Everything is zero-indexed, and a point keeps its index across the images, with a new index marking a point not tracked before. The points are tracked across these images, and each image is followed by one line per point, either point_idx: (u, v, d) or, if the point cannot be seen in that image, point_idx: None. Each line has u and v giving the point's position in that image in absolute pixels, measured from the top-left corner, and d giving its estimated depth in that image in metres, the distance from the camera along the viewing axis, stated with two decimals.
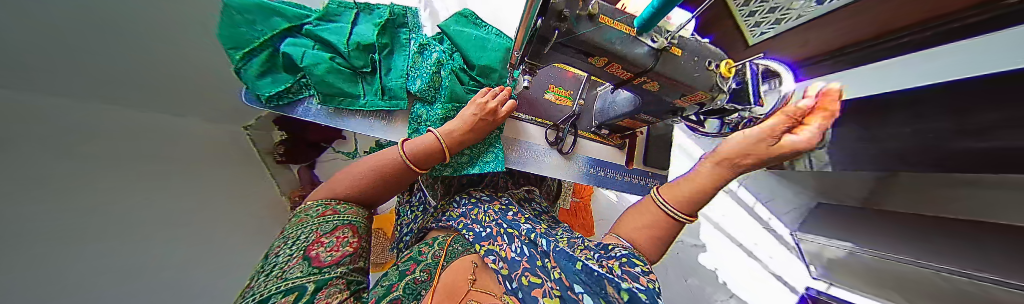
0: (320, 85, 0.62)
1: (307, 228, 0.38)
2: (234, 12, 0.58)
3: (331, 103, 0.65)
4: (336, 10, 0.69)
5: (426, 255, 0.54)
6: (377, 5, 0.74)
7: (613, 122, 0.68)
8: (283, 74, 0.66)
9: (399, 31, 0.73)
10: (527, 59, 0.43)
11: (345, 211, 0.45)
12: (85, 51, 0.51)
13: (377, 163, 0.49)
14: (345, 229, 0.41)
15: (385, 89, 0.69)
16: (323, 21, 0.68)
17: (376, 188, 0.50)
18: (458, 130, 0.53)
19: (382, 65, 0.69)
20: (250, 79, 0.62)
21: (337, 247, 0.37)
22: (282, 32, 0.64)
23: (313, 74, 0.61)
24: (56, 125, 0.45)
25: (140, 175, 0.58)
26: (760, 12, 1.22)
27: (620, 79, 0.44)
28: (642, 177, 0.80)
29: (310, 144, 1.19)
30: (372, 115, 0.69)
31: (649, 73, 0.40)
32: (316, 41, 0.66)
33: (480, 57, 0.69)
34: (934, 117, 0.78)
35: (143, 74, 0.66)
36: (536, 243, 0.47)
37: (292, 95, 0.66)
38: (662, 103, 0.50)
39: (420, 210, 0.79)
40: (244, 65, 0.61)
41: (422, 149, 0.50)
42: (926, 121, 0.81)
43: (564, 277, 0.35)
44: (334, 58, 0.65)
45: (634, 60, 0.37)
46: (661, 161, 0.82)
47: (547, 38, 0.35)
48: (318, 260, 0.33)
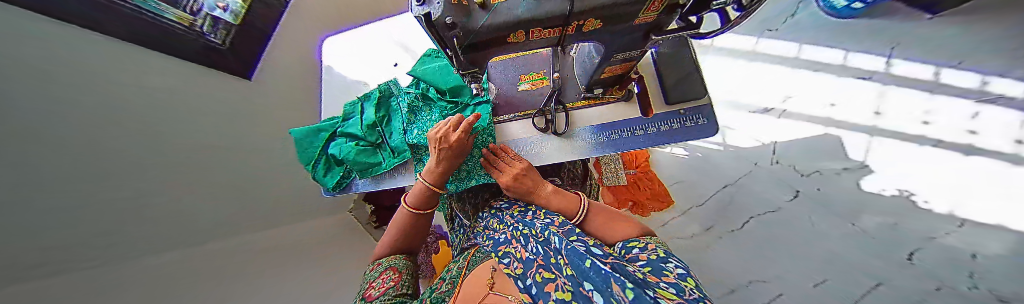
0: (355, 165, 0.80)
1: (369, 280, 0.54)
2: (301, 143, 0.86)
3: (367, 175, 0.82)
4: (349, 108, 0.89)
5: (451, 270, 0.58)
6: (370, 90, 0.90)
7: (596, 79, 0.61)
8: (335, 168, 0.86)
9: (388, 97, 0.86)
10: (464, 71, 0.46)
11: (389, 261, 0.59)
12: None
13: (400, 217, 0.63)
14: (388, 271, 0.54)
15: (394, 148, 0.80)
16: (344, 120, 0.88)
17: (406, 231, 0.63)
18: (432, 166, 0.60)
19: (385, 132, 0.81)
20: (320, 178, 0.86)
21: (383, 285, 0.49)
22: (326, 141, 0.87)
23: (348, 160, 0.79)
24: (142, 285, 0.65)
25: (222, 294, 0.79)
26: None
27: (557, 38, 0.40)
28: (673, 120, 0.66)
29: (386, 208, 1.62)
30: (397, 172, 0.83)
31: (575, 18, 0.35)
32: (346, 137, 0.85)
33: (446, 81, 0.77)
34: None
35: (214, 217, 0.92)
36: (548, 240, 0.44)
37: (345, 179, 0.87)
38: (627, 31, 0.41)
39: (459, 231, 0.87)
40: (315, 172, 0.86)
41: (420, 196, 0.61)
42: None
43: (574, 274, 0.31)
44: (357, 142, 0.82)
45: (545, 18, 0.34)
46: (692, 90, 0.63)
47: (455, 46, 0.37)
48: (371, 297, 0.47)
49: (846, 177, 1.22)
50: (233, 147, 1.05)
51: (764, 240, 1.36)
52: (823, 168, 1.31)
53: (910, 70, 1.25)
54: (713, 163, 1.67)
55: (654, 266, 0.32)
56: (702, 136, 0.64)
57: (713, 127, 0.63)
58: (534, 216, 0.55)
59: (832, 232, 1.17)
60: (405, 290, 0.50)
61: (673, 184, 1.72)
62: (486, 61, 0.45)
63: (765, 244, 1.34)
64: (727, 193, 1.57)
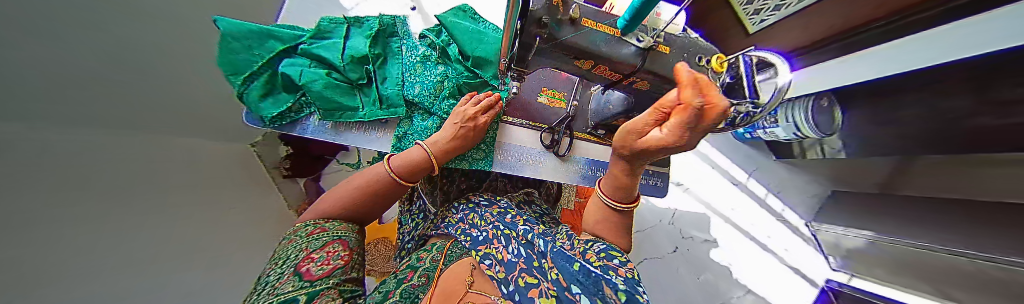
0: (320, 100, 0.63)
1: (296, 248, 0.40)
2: (232, 41, 0.62)
3: (332, 118, 0.65)
4: (328, 27, 0.71)
5: (423, 261, 0.53)
6: (367, 18, 0.75)
7: (610, 121, 0.68)
8: (285, 94, 0.67)
9: (391, 40, 0.74)
10: (514, 66, 0.44)
11: (334, 227, 0.47)
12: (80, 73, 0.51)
13: (367, 179, 0.54)
14: (335, 244, 0.43)
15: (383, 98, 0.68)
16: (317, 39, 0.69)
17: (372, 198, 0.54)
18: (443, 139, 0.58)
19: (377, 75, 0.69)
20: (250, 100, 0.62)
21: (328, 261, 0.39)
22: (280, 54, 0.66)
23: (312, 90, 0.62)
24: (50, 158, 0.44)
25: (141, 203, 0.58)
26: (764, 10, 1.43)
27: (610, 80, 0.44)
28: (643, 176, 0.79)
29: (312, 157, 1.28)
30: (371, 128, 0.69)
31: (638, 73, 0.39)
32: (314, 60, 0.68)
33: (475, 48, 0.71)
34: (967, 92, 0.86)
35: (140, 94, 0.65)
36: (532, 243, 0.46)
37: (293, 114, 0.66)
38: (657, 100, 0.48)
39: (422, 217, 0.78)
40: (246, 90, 0.61)
41: (410, 164, 0.54)
42: (952, 94, 0.90)
43: (561, 278, 0.34)
44: (330, 74, 0.67)
45: (619, 61, 0.37)
46: (661, 159, 0.81)
47: (531, 44, 0.35)
48: (309, 274, 0.35)
49: (706, 245, 1.89)
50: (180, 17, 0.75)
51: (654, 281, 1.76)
52: (697, 237, 1.91)
53: (755, 187, 2.02)
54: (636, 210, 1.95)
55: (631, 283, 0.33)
56: (655, 195, 0.80)
57: (663, 190, 0.80)
58: (518, 222, 0.57)
59: (692, 281, 1.79)
60: (351, 274, 0.42)
61: None
62: (537, 68, 0.45)
63: (653, 282, 1.75)
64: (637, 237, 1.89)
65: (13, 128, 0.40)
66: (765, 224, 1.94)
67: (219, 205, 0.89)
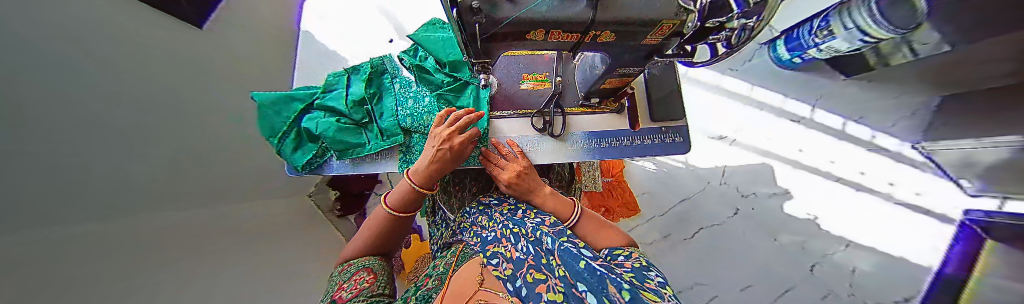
0: (335, 143, 0.73)
1: (336, 282, 0.48)
2: (267, 110, 0.75)
3: (347, 155, 0.76)
4: (334, 80, 0.80)
5: (437, 267, 0.57)
6: (359, 65, 0.83)
7: (595, 88, 0.64)
8: (308, 144, 0.77)
9: (382, 77, 0.80)
10: (475, 59, 0.45)
11: (360, 261, 0.54)
12: (160, 169, 0.65)
13: (373, 220, 0.60)
14: (361, 272, 0.50)
15: (383, 129, 0.75)
16: (326, 92, 0.79)
17: (388, 232, 0.60)
18: (423, 165, 0.59)
19: (375, 112, 0.76)
20: (288, 154, 0.76)
21: (357, 285, 0.45)
22: (299, 114, 0.77)
23: (326, 137, 0.72)
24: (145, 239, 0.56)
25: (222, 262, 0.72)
26: None
27: (571, 42, 0.42)
28: (656, 135, 0.73)
29: (354, 194, 1.52)
30: (379, 156, 0.77)
31: (594, 27, 0.37)
32: (327, 111, 0.77)
33: (447, 54, 0.76)
34: None
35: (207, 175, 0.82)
36: (540, 241, 0.45)
37: (319, 158, 0.78)
38: (632, 47, 0.44)
39: (444, 226, 0.82)
40: (281, 146, 0.75)
41: (401, 196, 0.59)
42: None
43: (568, 275, 0.33)
44: (339, 120, 0.75)
45: (568, 21, 0.35)
46: (676, 110, 0.72)
47: (474, 33, 0.36)
48: (343, 297, 0.42)
49: (775, 199, 1.61)
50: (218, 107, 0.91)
51: (713, 251, 1.58)
52: (759, 191, 1.66)
53: (825, 118, 1.70)
54: (675, 178, 1.78)
55: (637, 273, 0.35)
56: (676, 153, 0.72)
57: (685, 146, 0.73)
58: (528, 217, 0.56)
59: (764, 245, 1.54)
60: (381, 290, 0.47)
61: (641, 194, 1.76)
62: (497, 54, 0.45)
63: (712, 254, 1.57)
64: (683, 207, 1.71)
65: (127, 221, 0.53)
66: (852, 160, 1.58)
67: (288, 251, 1.07)
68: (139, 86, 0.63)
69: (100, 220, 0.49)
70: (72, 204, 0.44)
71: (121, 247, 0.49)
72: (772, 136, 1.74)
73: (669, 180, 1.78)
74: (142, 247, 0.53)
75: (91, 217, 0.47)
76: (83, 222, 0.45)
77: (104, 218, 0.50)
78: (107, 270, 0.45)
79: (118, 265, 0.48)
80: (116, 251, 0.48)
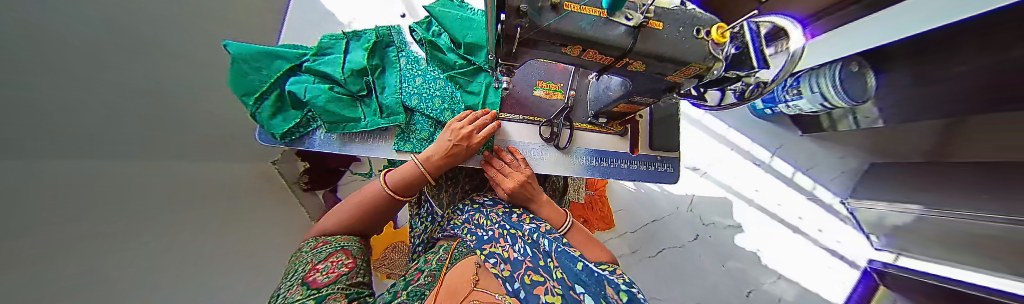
0: (324, 114, 0.66)
1: (304, 261, 0.42)
2: (241, 63, 0.64)
3: (336, 130, 0.68)
4: (329, 43, 0.72)
5: (429, 263, 0.54)
6: (363, 31, 0.75)
7: (608, 110, 0.65)
8: (292, 110, 0.70)
9: (388, 50, 0.74)
10: (501, 60, 0.43)
11: (337, 239, 0.49)
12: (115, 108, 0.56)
13: (362, 195, 0.56)
14: (338, 253, 0.45)
15: (383, 107, 0.70)
16: (319, 56, 0.71)
17: (374, 214, 0.56)
18: (437, 154, 0.58)
19: (376, 85, 0.70)
20: (264, 119, 0.67)
21: (333, 269, 0.41)
22: (285, 74, 0.69)
23: (316, 105, 0.65)
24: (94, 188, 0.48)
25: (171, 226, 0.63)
26: None
27: (602, 64, 0.42)
28: (650, 163, 0.76)
29: (328, 170, 1.34)
30: (371, 137, 0.72)
31: (630, 54, 0.37)
32: (317, 77, 0.70)
33: (464, 35, 0.71)
34: (959, 50, 0.83)
35: (168, 126, 0.71)
36: (537, 243, 0.46)
37: (301, 129, 0.71)
38: (655, 80, 0.45)
39: (429, 220, 0.79)
40: (257, 109, 0.66)
41: (403, 179, 0.56)
42: (950, 53, 0.86)
43: (566, 278, 0.34)
44: (332, 88, 0.68)
45: (607, 43, 0.35)
46: (670, 142, 0.77)
47: (513, 36, 0.34)
48: (316, 282, 0.37)
49: (730, 231, 1.79)
50: (197, 49, 0.81)
51: (673, 271, 1.71)
52: (718, 222, 1.82)
53: (781, 167, 1.89)
54: (651, 200, 1.90)
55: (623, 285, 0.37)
56: (665, 181, 0.77)
57: (673, 176, 0.78)
58: (524, 221, 0.55)
59: (716, 270, 1.70)
60: (359, 278, 0.43)
61: (618, 211, 1.85)
62: (524, 60, 0.44)
63: (671, 274, 1.69)
64: (653, 227, 1.84)
65: (75, 164, 0.46)
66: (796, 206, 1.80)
67: (247, 222, 0.97)
68: (100, 8, 0.53)
69: (50, 162, 0.42)
70: (29, 140, 0.38)
71: (62, 195, 0.42)
72: (738, 174, 1.90)
73: (645, 201, 1.90)
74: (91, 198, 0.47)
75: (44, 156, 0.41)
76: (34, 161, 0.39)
77: (58, 159, 0.43)
78: (51, 219, 0.39)
79: (64, 214, 0.41)
80: (62, 199, 0.42)
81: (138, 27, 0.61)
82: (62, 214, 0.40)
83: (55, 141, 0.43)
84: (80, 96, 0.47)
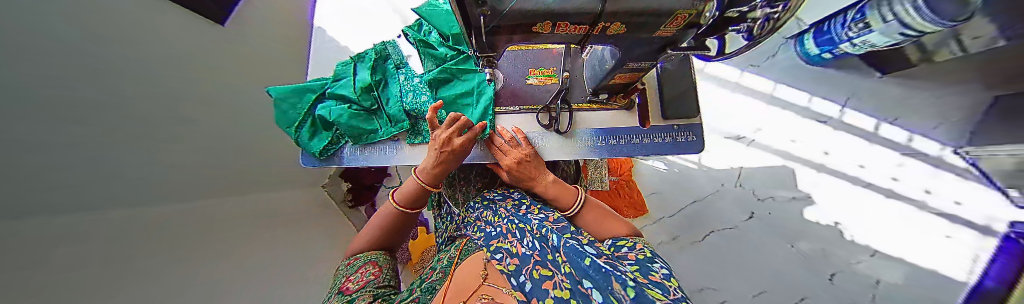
0: (348, 129, 0.76)
1: (341, 276, 0.49)
2: (282, 103, 0.78)
3: (362, 141, 0.79)
4: (341, 69, 0.82)
5: (441, 260, 0.57)
6: (365, 52, 0.83)
7: (605, 84, 0.62)
8: (324, 132, 0.80)
9: (387, 62, 0.82)
10: (480, 54, 0.45)
11: (365, 256, 0.55)
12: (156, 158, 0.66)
13: (381, 215, 0.60)
14: (367, 265, 0.51)
15: (391, 117, 0.78)
16: (337, 82, 0.81)
17: (392, 228, 0.61)
18: (430, 165, 0.60)
19: (383, 98, 0.77)
20: (306, 143, 0.79)
21: (361, 279, 0.46)
22: (314, 103, 0.79)
23: (342, 124, 0.75)
24: (136, 229, 0.57)
25: (213, 254, 0.73)
26: None
27: (581, 35, 0.40)
28: (666, 133, 0.71)
29: (366, 188, 1.57)
30: (387, 149, 0.80)
31: (604, 19, 0.35)
32: (337, 99, 0.79)
33: (450, 27, 0.77)
34: None
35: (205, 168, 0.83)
36: (546, 236, 0.43)
37: (334, 145, 0.81)
38: (643, 41, 0.42)
39: (447, 220, 0.84)
40: (299, 135, 0.78)
41: (409, 196, 0.60)
42: None
43: (574, 272, 0.31)
44: (350, 107, 0.76)
45: (576, 13, 0.34)
46: (688, 108, 0.70)
47: (480, 26, 0.36)
48: (347, 292, 0.42)
49: (795, 204, 1.52)
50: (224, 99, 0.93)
51: (723, 255, 1.53)
52: (778, 195, 1.57)
53: (856, 120, 1.54)
54: (687, 178, 1.72)
55: (642, 266, 0.34)
56: (688, 152, 0.70)
57: (697, 145, 0.70)
58: (532, 213, 0.55)
59: (779, 253, 1.46)
60: (386, 282, 0.48)
61: (650, 194, 1.72)
62: (502, 49, 0.45)
63: (723, 259, 1.52)
64: (694, 208, 1.66)
65: (108, 214, 0.53)
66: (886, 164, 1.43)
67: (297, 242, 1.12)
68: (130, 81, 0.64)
69: (81, 215, 0.48)
70: (60, 193, 0.45)
71: (109, 240, 0.50)
72: (795, 137, 1.64)
73: (679, 181, 1.74)
74: (130, 240, 0.54)
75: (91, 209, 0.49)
76: (70, 213, 0.46)
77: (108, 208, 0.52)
78: (95, 258, 0.46)
79: (110, 255, 0.49)
80: (106, 240, 0.49)
81: (168, 92, 0.72)
82: (109, 253, 0.48)
83: (98, 194, 0.51)
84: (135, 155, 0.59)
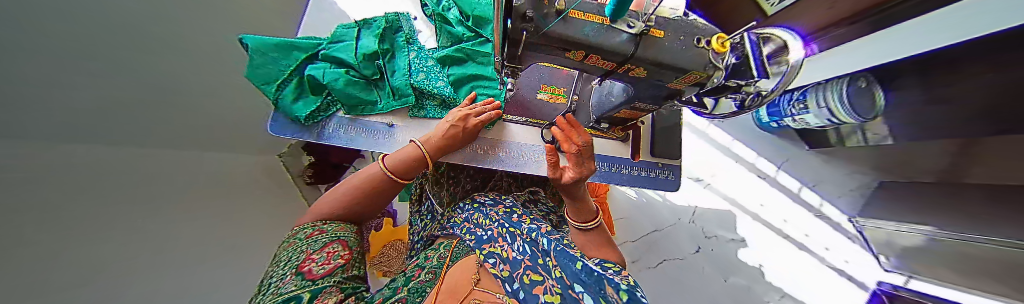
0: (343, 97, 0.70)
1: (298, 249, 0.40)
2: (257, 53, 0.68)
3: (354, 112, 0.72)
4: (342, 31, 0.76)
5: (430, 259, 0.55)
6: (372, 18, 0.80)
7: (610, 115, 0.67)
8: (311, 96, 0.72)
9: (396, 36, 0.81)
10: (506, 63, 0.45)
11: (332, 228, 0.47)
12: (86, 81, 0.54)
13: (362, 176, 0.56)
14: (335, 244, 0.43)
15: (394, 89, 0.75)
16: (334, 44, 0.75)
17: (365, 191, 0.55)
18: (437, 136, 0.62)
19: (388, 68, 0.76)
20: (287, 105, 0.69)
21: (329, 260, 0.39)
22: (304, 61, 0.72)
23: (335, 89, 0.68)
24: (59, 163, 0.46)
25: (155, 206, 0.62)
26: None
27: (605, 70, 0.43)
28: (652, 169, 0.77)
29: (333, 166, 1.39)
30: (378, 136, 0.72)
31: (632, 61, 0.38)
32: (332, 62, 0.73)
33: (472, 8, 0.82)
34: (943, 70, 0.83)
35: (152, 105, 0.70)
36: (536, 241, 0.44)
37: (321, 114, 0.71)
38: (658, 87, 0.46)
39: (429, 218, 0.80)
40: (280, 95, 0.68)
41: (403, 163, 0.57)
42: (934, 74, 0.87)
43: (564, 277, 0.31)
44: (348, 72, 0.72)
45: (611, 50, 0.36)
46: (672, 150, 0.78)
47: (519, 40, 0.36)
48: (312, 273, 0.35)
49: (732, 245, 1.72)
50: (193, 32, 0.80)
51: (673, 283, 1.67)
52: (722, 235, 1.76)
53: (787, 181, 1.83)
54: (652, 208, 1.87)
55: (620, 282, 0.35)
56: (667, 189, 0.77)
57: (674, 183, 0.78)
58: (524, 221, 0.55)
59: (717, 285, 1.64)
60: (353, 271, 0.42)
61: (619, 219, 1.83)
62: (529, 64, 0.46)
63: (671, 286, 1.67)
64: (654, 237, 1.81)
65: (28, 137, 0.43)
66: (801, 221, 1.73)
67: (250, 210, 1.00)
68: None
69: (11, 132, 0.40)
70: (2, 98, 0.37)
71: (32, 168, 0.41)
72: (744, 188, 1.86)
73: (645, 209, 1.89)
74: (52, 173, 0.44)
75: (11, 138, 0.41)
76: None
77: (26, 136, 0.43)
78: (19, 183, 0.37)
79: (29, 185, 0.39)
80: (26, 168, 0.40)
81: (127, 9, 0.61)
82: (25, 188, 0.38)
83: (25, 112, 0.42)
84: (54, 83, 0.48)
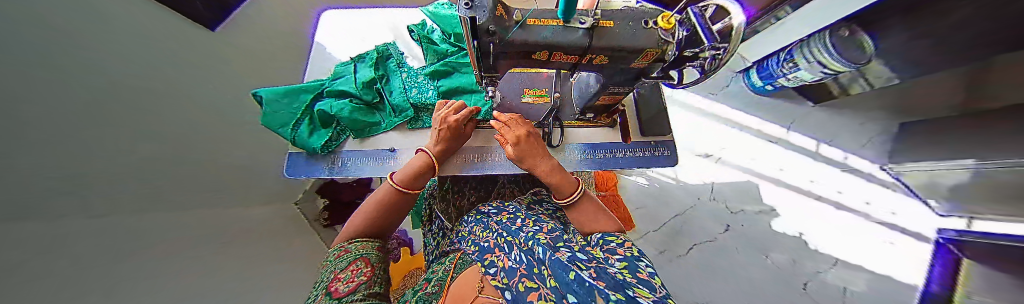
0: (350, 122, 0.77)
1: (329, 270, 0.44)
2: (272, 103, 0.77)
3: (362, 135, 0.80)
4: (340, 68, 0.86)
5: (437, 272, 0.57)
6: (365, 53, 0.90)
7: (591, 104, 0.71)
8: (322, 129, 0.79)
9: (387, 61, 0.89)
10: (485, 74, 0.51)
11: (355, 247, 0.50)
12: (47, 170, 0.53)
13: (377, 195, 0.60)
14: (358, 262, 0.46)
15: (394, 106, 0.82)
16: (335, 80, 0.85)
17: (381, 208, 0.58)
18: (432, 142, 0.68)
19: (385, 90, 0.83)
20: (303, 139, 0.76)
21: (352, 278, 0.42)
22: (311, 101, 0.81)
23: (343, 117, 0.76)
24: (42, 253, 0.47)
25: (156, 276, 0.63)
26: None
27: (571, 63, 0.48)
28: (646, 148, 0.79)
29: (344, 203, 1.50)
30: (382, 161, 0.78)
31: (592, 51, 0.43)
32: (337, 96, 0.82)
33: (451, 26, 0.90)
34: None
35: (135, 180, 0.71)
36: (532, 250, 0.39)
37: (334, 142, 0.79)
38: (623, 70, 0.51)
39: (438, 235, 0.82)
40: (294, 133, 0.76)
41: (408, 173, 0.62)
42: None
43: (558, 287, 0.22)
44: (352, 100, 0.80)
45: (570, 45, 0.41)
46: (660, 127, 0.80)
47: (488, 51, 0.42)
48: (338, 292, 0.38)
49: (762, 217, 1.62)
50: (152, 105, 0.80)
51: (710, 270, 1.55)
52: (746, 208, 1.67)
53: (800, 140, 1.77)
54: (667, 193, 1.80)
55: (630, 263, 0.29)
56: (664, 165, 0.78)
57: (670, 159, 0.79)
58: (522, 226, 0.55)
59: (756, 264, 1.52)
60: (375, 288, 0.43)
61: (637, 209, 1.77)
62: (505, 71, 0.51)
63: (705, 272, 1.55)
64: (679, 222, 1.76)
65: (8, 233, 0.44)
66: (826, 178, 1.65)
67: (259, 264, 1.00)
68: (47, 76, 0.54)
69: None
70: None
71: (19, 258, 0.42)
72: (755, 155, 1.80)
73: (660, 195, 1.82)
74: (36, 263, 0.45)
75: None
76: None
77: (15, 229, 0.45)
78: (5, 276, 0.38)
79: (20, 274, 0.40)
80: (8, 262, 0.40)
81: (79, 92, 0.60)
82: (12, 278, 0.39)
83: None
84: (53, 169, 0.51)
